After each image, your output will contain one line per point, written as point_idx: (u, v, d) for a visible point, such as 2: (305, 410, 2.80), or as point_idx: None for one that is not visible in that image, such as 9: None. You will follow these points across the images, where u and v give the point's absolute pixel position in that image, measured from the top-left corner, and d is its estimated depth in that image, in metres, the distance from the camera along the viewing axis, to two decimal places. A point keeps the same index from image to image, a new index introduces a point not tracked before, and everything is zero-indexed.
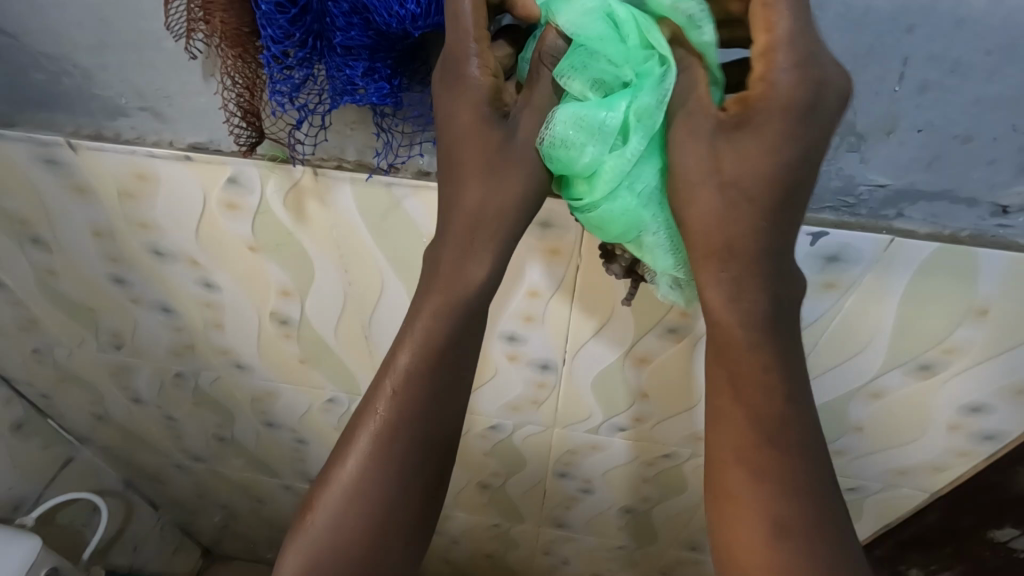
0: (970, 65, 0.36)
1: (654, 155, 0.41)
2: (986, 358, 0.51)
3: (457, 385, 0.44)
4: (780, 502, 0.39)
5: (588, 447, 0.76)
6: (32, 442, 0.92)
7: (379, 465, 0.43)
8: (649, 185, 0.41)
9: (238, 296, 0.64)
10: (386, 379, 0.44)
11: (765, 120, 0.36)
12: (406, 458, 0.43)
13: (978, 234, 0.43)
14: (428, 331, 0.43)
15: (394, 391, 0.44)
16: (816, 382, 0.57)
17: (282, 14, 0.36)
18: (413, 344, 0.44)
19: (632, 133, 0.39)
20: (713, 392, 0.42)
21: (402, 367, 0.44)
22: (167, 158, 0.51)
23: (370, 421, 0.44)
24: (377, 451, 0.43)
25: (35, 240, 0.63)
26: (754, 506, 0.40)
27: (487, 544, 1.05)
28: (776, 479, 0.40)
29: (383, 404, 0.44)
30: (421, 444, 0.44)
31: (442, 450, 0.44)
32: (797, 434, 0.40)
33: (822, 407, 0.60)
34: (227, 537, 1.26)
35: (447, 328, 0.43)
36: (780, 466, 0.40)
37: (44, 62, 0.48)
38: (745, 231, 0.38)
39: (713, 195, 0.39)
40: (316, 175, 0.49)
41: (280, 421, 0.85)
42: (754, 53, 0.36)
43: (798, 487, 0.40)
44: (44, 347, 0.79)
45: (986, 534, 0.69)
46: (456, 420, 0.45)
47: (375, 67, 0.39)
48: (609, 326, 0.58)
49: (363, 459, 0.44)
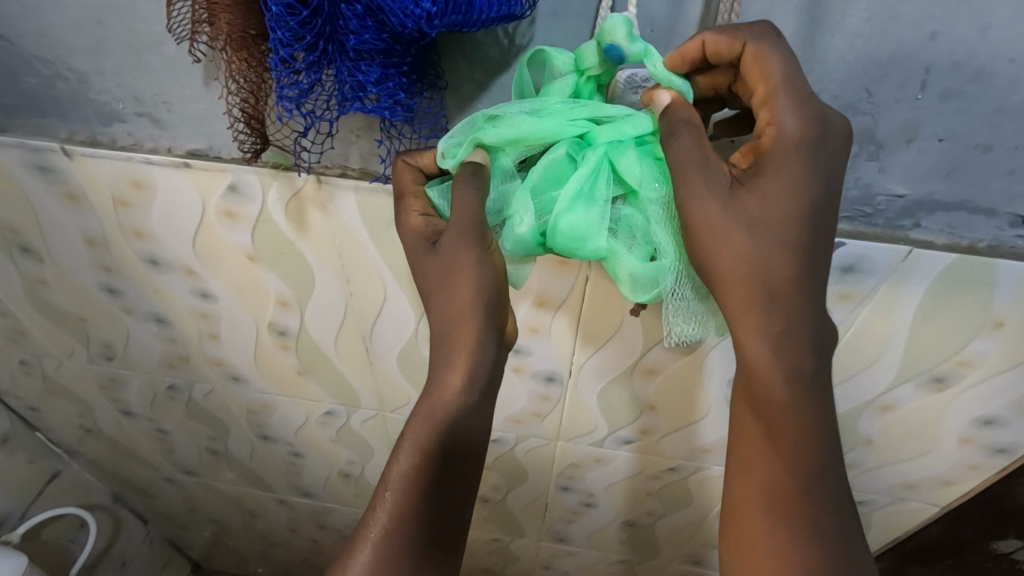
0: (994, 74, 0.36)
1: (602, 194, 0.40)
2: (1001, 370, 0.50)
3: (457, 484, 0.45)
4: (799, 551, 0.40)
5: (592, 460, 0.75)
6: (19, 456, 0.89)
7: (386, 566, 0.42)
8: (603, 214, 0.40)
9: (236, 307, 0.62)
10: (384, 480, 0.45)
11: (779, 161, 0.37)
12: (411, 557, 0.43)
13: (997, 244, 0.42)
14: (427, 436, 0.44)
15: (392, 494, 0.44)
16: (858, 378, 0.54)
17: (293, 16, 0.34)
18: (412, 446, 0.44)
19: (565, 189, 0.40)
20: (739, 420, 0.43)
21: (399, 467, 0.44)
22: (165, 165, 0.50)
23: (370, 523, 0.44)
24: (384, 553, 0.43)
25: (25, 249, 0.61)
26: (766, 554, 0.41)
27: (484, 559, 1.03)
28: (797, 526, 0.41)
29: (385, 504, 0.44)
30: (430, 544, 0.44)
31: (444, 547, 0.44)
32: (805, 482, 0.41)
33: (856, 407, 0.57)
34: (218, 553, 1.22)
35: (442, 430, 0.44)
36: (802, 511, 0.41)
37: (38, 65, 0.47)
38: (761, 278, 0.38)
39: (743, 233, 0.37)
40: (319, 183, 0.48)
41: (275, 434, 0.82)
42: (757, 101, 0.37)
43: (820, 533, 0.41)
44: (33, 358, 0.77)
45: (989, 545, 0.69)
46: (463, 515, 0.45)
47: (388, 75, 0.38)
48: (618, 338, 0.57)
49: (371, 560, 0.42)
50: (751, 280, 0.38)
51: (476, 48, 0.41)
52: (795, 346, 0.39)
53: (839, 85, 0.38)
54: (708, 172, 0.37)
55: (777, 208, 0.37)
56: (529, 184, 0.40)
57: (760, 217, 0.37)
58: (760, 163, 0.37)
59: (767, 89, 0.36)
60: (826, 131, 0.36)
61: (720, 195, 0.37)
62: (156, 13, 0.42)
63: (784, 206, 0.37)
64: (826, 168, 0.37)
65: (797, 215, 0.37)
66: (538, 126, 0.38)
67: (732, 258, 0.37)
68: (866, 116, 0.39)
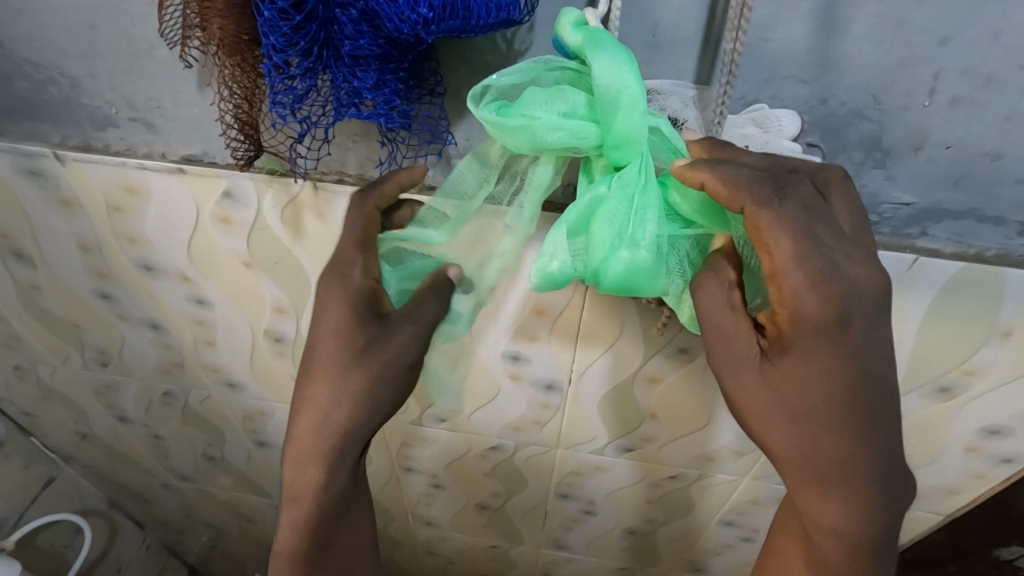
0: (1005, 80, 0.36)
1: (649, 217, 0.38)
2: (1009, 380, 0.49)
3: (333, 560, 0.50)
4: None
5: (592, 468, 0.74)
6: (14, 461, 0.89)
7: None
8: (653, 233, 0.38)
9: (232, 313, 0.61)
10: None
11: (800, 336, 0.36)
12: None
13: (1005, 253, 0.42)
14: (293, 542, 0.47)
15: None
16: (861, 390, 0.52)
17: (286, 21, 0.34)
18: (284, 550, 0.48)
19: (604, 213, 0.38)
20: (790, 525, 0.47)
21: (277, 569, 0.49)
22: (159, 171, 0.49)
23: None
24: None
25: (18, 255, 0.60)
26: None
27: (483, 566, 1.02)
28: None
29: None
30: None
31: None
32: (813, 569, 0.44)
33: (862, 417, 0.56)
34: (214, 558, 1.21)
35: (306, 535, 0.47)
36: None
37: (29, 69, 0.46)
38: (800, 439, 0.37)
39: (765, 387, 0.38)
40: (315, 189, 0.47)
41: (272, 440, 0.81)
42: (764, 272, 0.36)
43: None
44: (27, 364, 0.76)
45: (992, 552, 0.68)
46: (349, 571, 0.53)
47: (384, 80, 0.37)
48: (619, 345, 0.56)
49: None
50: (793, 437, 0.38)
51: (476, 53, 0.41)
52: (862, 494, 0.38)
53: (846, 91, 0.38)
54: (735, 348, 0.39)
55: (805, 376, 0.36)
56: (565, 221, 0.39)
57: (803, 408, 0.37)
58: (784, 340, 0.37)
59: (776, 264, 0.35)
60: (848, 309, 0.35)
61: (753, 373, 0.38)
62: (149, 17, 0.42)
63: (812, 379, 0.36)
64: (861, 332, 0.35)
65: (835, 386, 0.36)
66: (575, 129, 0.37)
67: (778, 436, 0.38)
68: (873, 123, 0.38)
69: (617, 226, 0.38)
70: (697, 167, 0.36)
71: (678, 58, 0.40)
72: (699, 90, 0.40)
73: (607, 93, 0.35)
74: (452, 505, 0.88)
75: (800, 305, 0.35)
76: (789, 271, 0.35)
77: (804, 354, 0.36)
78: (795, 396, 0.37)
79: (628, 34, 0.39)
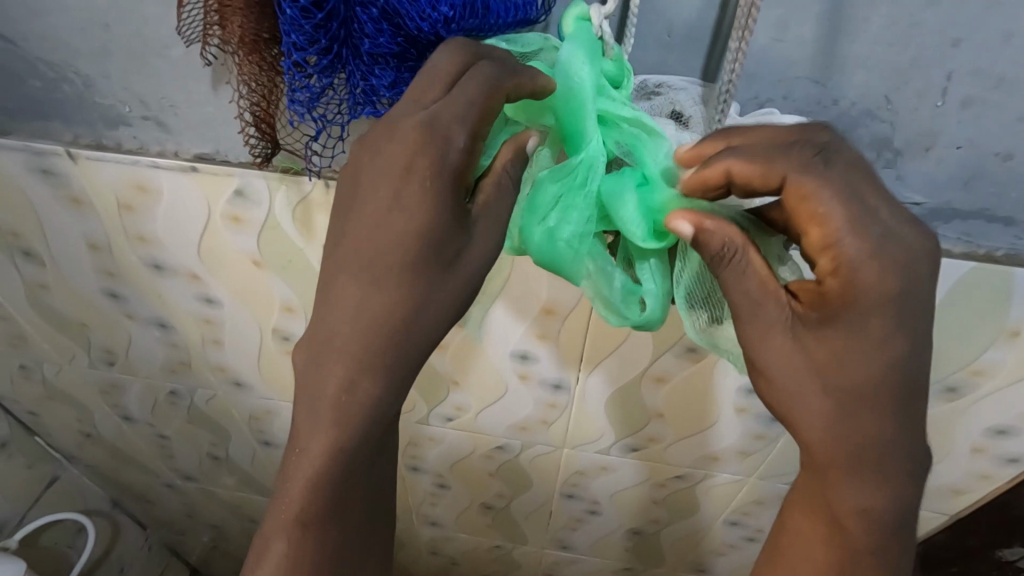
0: (1015, 82, 0.36)
1: (569, 210, 0.38)
2: (1016, 380, 0.49)
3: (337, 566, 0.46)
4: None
5: (597, 468, 0.74)
6: (18, 461, 0.88)
7: None
8: (572, 227, 0.38)
9: (240, 313, 0.61)
10: None
11: (860, 310, 0.35)
12: None
13: (1014, 253, 0.42)
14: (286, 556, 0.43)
15: None
16: None
17: (308, 19, 0.34)
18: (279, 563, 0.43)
19: (533, 200, 0.39)
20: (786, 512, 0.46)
21: None
22: (172, 169, 0.49)
23: None
24: None
25: (27, 254, 0.60)
26: None
27: (487, 568, 1.01)
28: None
29: None
30: None
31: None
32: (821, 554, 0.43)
33: None
34: (217, 559, 1.21)
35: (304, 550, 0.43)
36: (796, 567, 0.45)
37: (41, 68, 0.46)
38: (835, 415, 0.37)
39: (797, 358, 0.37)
40: (327, 187, 0.48)
41: (276, 439, 0.81)
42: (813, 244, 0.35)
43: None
44: (32, 363, 0.76)
45: (994, 553, 0.67)
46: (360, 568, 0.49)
47: (401, 78, 0.38)
48: (627, 345, 0.57)
49: None
50: (827, 412, 0.38)
51: None
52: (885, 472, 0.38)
53: (857, 93, 0.38)
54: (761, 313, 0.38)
55: (857, 356, 0.36)
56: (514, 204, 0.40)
57: (848, 386, 0.37)
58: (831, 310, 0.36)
59: (830, 232, 0.34)
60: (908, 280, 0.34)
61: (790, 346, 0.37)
62: (164, 16, 0.42)
63: (875, 359, 0.36)
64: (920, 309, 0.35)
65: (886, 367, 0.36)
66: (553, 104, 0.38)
67: (815, 414, 0.38)
68: (885, 124, 0.39)
69: (541, 215, 0.38)
70: (719, 160, 0.36)
71: (691, 59, 0.40)
72: (705, 87, 0.40)
73: (563, 79, 0.37)
74: (457, 505, 0.88)
75: (857, 277, 0.34)
76: (844, 239, 0.34)
77: (859, 328, 0.35)
78: (840, 372, 0.36)
79: (642, 34, 0.40)
